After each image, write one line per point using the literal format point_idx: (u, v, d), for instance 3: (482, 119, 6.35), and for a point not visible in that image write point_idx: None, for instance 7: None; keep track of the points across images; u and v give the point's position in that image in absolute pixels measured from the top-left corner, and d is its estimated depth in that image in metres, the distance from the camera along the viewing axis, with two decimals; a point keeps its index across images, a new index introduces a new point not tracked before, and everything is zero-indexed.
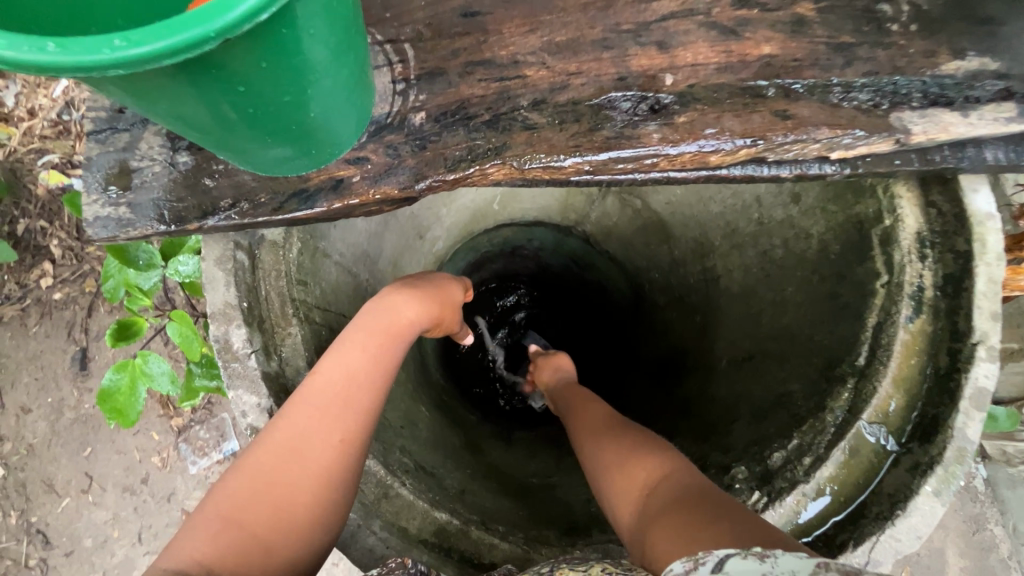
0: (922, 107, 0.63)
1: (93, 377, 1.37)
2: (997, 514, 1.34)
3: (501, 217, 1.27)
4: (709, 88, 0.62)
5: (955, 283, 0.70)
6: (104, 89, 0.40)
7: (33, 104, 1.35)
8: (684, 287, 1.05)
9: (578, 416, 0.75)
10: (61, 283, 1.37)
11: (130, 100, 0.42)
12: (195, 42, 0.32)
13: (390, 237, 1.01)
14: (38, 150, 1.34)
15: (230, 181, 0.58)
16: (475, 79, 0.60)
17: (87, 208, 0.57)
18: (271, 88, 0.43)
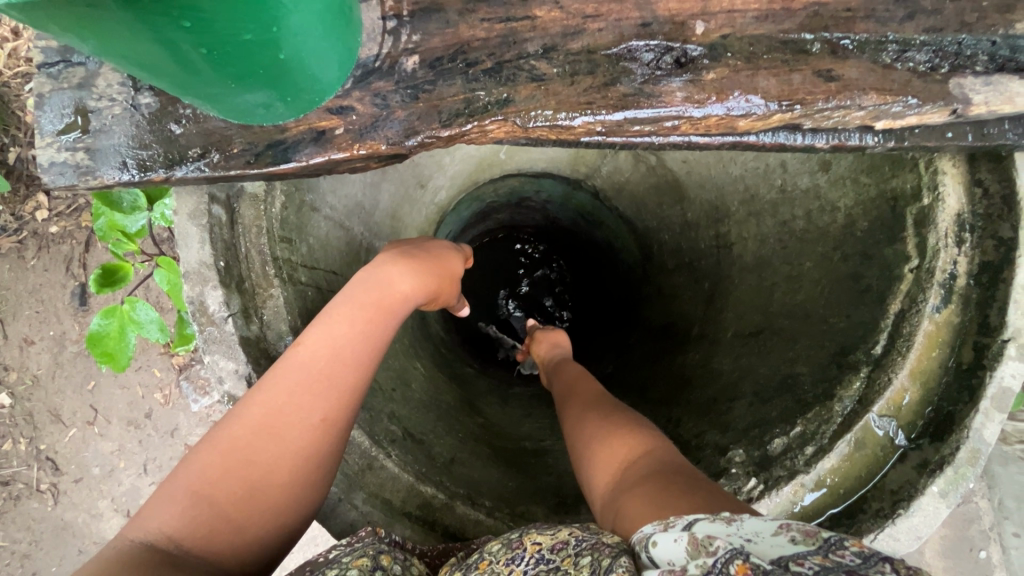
0: (987, 72, 0.55)
1: (94, 312, 1.35)
2: (985, 488, 1.34)
3: (507, 166, 1.20)
4: (746, 40, 0.54)
5: (992, 272, 0.65)
6: (25, 19, 0.33)
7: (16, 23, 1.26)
8: (695, 252, 0.99)
9: (573, 391, 0.72)
10: (57, 217, 1.33)
11: (63, 37, 0.35)
12: None
13: (388, 187, 0.95)
14: (25, 74, 1.26)
15: (199, 127, 0.52)
16: (476, 18, 0.52)
17: (41, 151, 0.51)
18: (230, 22, 0.37)
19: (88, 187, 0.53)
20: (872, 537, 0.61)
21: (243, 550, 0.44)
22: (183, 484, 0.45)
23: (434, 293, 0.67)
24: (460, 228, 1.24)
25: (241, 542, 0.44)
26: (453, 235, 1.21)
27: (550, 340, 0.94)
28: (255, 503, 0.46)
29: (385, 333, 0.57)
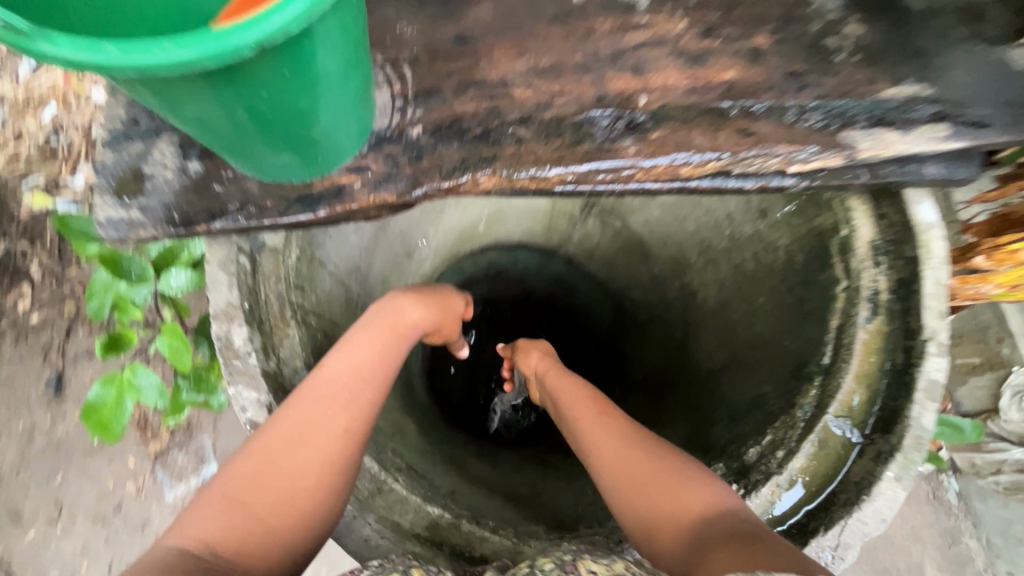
0: (868, 126, 0.71)
1: (68, 401, 1.35)
2: (971, 527, 1.41)
3: (484, 240, 1.32)
4: (680, 107, 0.68)
5: (907, 285, 0.75)
6: (134, 89, 0.44)
7: (20, 127, 1.36)
8: (663, 303, 1.15)
9: (568, 406, 0.77)
10: (38, 306, 1.37)
11: (157, 102, 0.46)
12: (237, 49, 0.37)
13: (379, 254, 1.05)
14: (24, 174, 1.36)
15: (238, 186, 0.62)
16: (467, 97, 0.66)
17: (99, 209, 0.60)
18: (290, 94, 0.48)
19: (135, 240, 0.61)
20: (843, 523, 0.67)
21: (276, 556, 0.48)
22: (219, 494, 0.49)
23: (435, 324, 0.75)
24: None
25: (275, 548, 0.48)
26: None
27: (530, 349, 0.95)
28: (290, 512, 0.50)
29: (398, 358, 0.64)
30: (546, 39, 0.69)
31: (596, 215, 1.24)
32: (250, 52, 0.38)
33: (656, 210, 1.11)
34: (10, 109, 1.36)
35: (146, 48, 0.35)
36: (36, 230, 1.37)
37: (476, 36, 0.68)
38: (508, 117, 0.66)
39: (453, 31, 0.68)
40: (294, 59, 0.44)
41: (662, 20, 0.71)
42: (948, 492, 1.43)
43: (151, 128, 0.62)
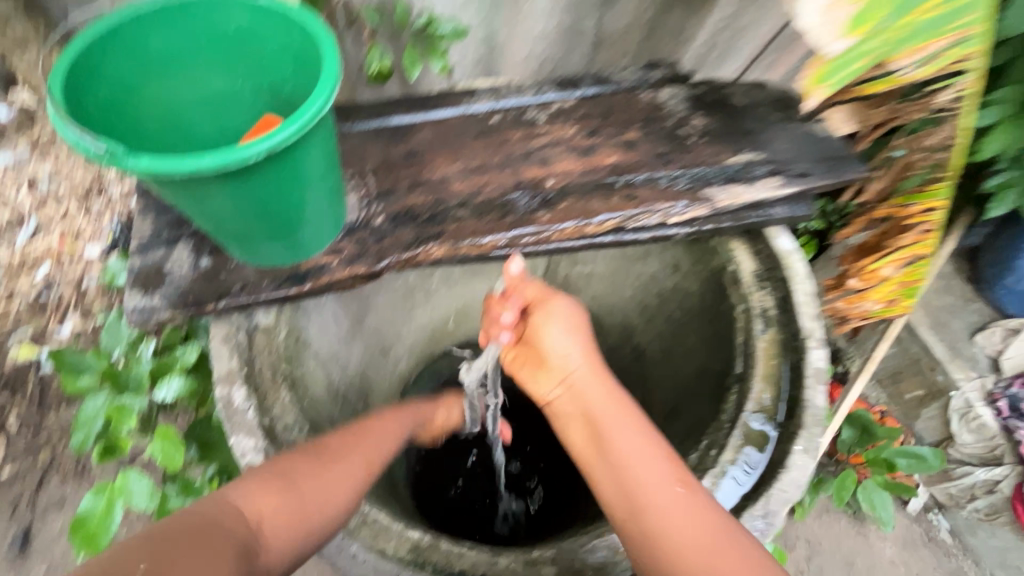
0: (723, 184, 0.95)
1: (31, 557, 1.35)
2: (972, 563, 1.72)
3: (456, 335, 1.48)
4: (578, 184, 0.91)
5: (785, 300, 0.94)
6: (173, 195, 0.62)
7: (13, 288, 1.54)
8: (622, 367, 1.34)
9: (600, 403, 0.76)
10: (10, 459, 1.42)
11: (188, 205, 0.64)
12: (250, 154, 0.56)
13: (357, 348, 1.19)
14: (12, 330, 1.50)
15: (240, 272, 0.78)
16: (417, 193, 0.87)
17: (128, 300, 0.76)
18: (285, 193, 0.67)
19: (153, 321, 0.76)
20: (768, 494, 0.78)
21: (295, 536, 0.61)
22: (266, 477, 0.63)
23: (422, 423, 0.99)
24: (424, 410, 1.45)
25: (298, 529, 0.61)
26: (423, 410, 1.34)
27: (565, 312, 0.86)
28: (330, 508, 0.65)
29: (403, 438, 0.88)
30: (473, 149, 0.93)
31: None
32: (258, 156, 0.57)
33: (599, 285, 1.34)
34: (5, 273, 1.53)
35: (194, 158, 0.55)
36: (19, 381, 1.47)
37: (421, 152, 0.92)
38: (450, 203, 0.86)
39: (404, 150, 0.92)
40: (290, 168, 0.63)
41: (556, 128, 0.97)
42: (941, 530, 1.76)
43: (171, 238, 0.80)
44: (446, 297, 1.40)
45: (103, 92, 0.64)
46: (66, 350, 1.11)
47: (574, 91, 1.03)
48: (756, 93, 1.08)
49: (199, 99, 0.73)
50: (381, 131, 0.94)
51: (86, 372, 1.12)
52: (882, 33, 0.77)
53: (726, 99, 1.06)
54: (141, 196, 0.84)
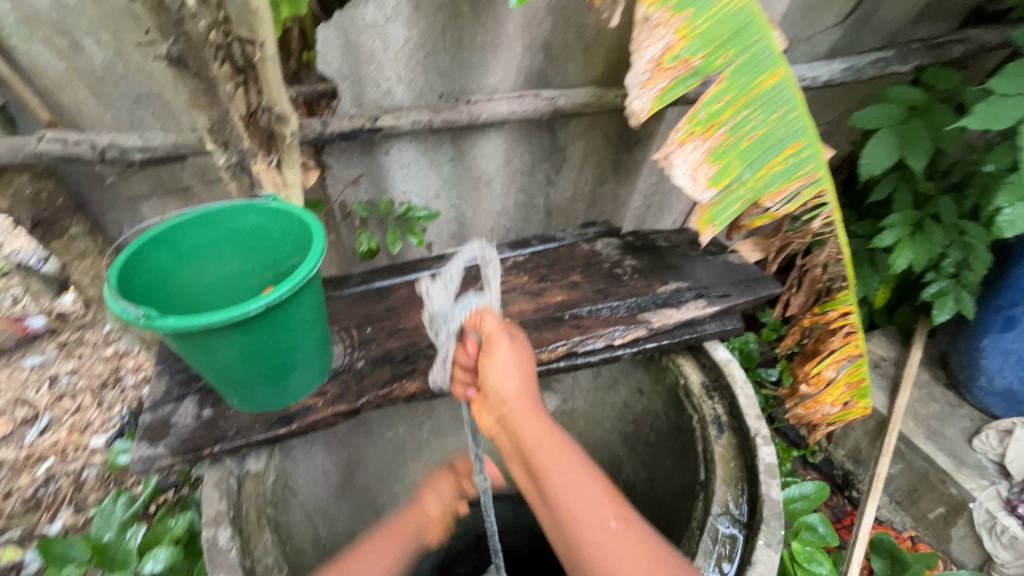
0: (656, 308, 1.11)
1: None
2: None
3: None
4: (530, 319, 1.08)
5: (733, 405, 1.03)
6: (188, 350, 0.77)
7: (13, 485, 1.57)
8: None
9: (540, 437, 0.74)
10: None
11: (200, 358, 0.79)
12: (252, 308, 0.73)
13: (347, 503, 1.23)
14: (2, 529, 1.49)
15: (237, 419, 0.91)
16: (393, 340, 1.04)
17: (134, 451, 0.87)
18: (280, 342, 0.82)
19: (154, 468, 0.87)
20: None
21: None
22: None
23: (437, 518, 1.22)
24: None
25: None
26: None
27: (507, 351, 0.78)
28: None
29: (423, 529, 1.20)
30: None
31: None
32: (257, 310, 0.74)
33: (582, 422, 1.43)
34: (8, 470, 1.58)
35: (208, 316, 0.71)
36: None
37: (398, 307, 1.11)
38: (421, 344, 1.03)
39: (384, 306, 1.11)
40: (283, 319, 0.80)
41: (511, 279, 1.17)
42: None
43: (180, 397, 0.95)
44: (439, 451, 1.47)
45: (145, 278, 0.83)
46: (53, 538, 1.12)
47: (525, 249, 1.26)
48: (677, 236, 1.31)
49: (218, 279, 0.93)
50: (365, 294, 1.13)
51: (72, 560, 1.12)
52: (740, 184, 1.01)
53: (652, 243, 1.28)
54: (162, 364, 1.01)
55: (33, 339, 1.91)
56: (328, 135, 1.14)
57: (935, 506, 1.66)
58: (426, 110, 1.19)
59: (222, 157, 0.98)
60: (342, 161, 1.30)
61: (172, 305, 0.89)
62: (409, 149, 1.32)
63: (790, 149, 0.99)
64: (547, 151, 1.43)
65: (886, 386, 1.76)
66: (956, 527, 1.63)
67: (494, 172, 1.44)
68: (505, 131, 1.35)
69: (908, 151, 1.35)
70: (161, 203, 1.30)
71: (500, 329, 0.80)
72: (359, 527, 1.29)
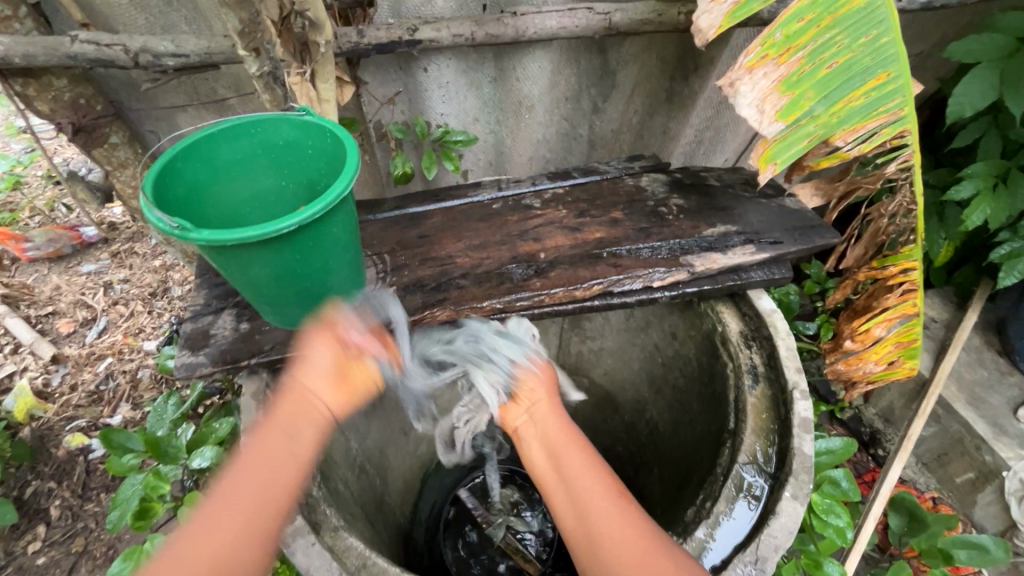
0: (700, 252, 1.05)
1: None
2: None
3: None
4: (565, 254, 1.04)
5: (773, 357, 0.99)
6: (223, 263, 0.77)
7: (76, 380, 1.70)
8: (641, 446, 1.37)
9: (559, 431, 0.77)
10: (48, 545, 1.46)
11: (235, 273, 0.79)
12: (283, 225, 0.72)
13: (378, 421, 1.29)
14: (69, 417, 1.62)
15: (271, 335, 0.93)
16: (426, 268, 1.02)
17: (178, 357, 0.90)
18: (312, 261, 0.81)
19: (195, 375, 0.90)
20: (759, 539, 0.80)
21: None
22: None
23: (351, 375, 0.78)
24: (445, 501, 1.54)
25: None
26: (438, 506, 1.51)
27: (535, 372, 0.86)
28: (249, 542, 0.61)
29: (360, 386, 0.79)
30: (474, 231, 1.09)
31: (567, 379, 1.55)
32: (290, 227, 0.72)
33: (610, 361, 1.41)
34: (72, 366, 1.70)
35: (241, 230, 0.70)
36: (67, 468, 1.55)
37: (431, 234, 1.08)
38: (454, 274, 1.01)
39: (417, 232, 1.09)
40: (316, 238, 0.78)
41: (549, 212, 1.12)
42: None
43: (218, 310, 0.97)
44: None
45: (181, 190, 0.82)
46: (113, 428, 1.17)
47: (565, 181, 1.20)
48: (730, 176, 1.22)
49: (254, 194, 0.91)
50: (399, 219, 1.11)
51: (131, 450, 1.16)
52: (811, 119, 0.91)
53: (702, 182, 1.20)
54: (202, 276, 1.03)
55: (88, 248, 2.00)
56: (364, 46, 1.07)
57: (965, 472, 1.62)
58: (467, 22, 1.10)
59: (253, 65, 0.89)
60: (379, 77, 1.23)
61: (209, 218, 0.88)
62: (448, 67, 1.24)
63: (875, 81, 0.87)
64: (596, 75, 1.32)
65: (933, 348, 1.68)
66: (983, 492, 1.59)
67: (538, 96, 1.35)
68: (552, 50, 1.25)
69: (1010, 92, 1.18)
70: (197, 114, 1.28)
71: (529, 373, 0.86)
72: (389, 442, 1.36)
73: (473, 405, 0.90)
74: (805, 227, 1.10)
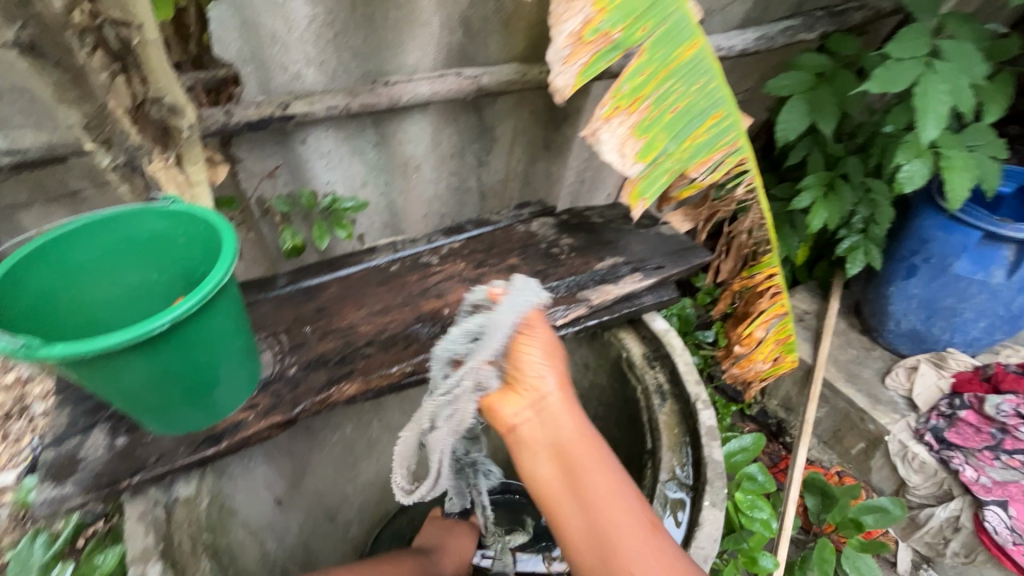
0: (595, 285, 1.12)
1: None
2: None
3: None
4: None
5: (675, 374, 1.06)
6: (88, 378, 0.69)
7: None
8: None
9: (573, 439, 0.71)
10: None
11: (103, 385, 0.71)
12: (153, 326, 0.66)
13: (296, 512, 1.19)
14: None
15: (157, 444, 0.84)
16: (327, 342, 0.99)
17: (38, 493, 0.78)
18: (194, 357, 0.75)
19: (62, 510, 0.78)
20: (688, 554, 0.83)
21: None
22: None
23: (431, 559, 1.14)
24: None
25: None
26: None
27: (540, 348, 0.72)
28: None
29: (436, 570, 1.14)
30: (374, 297, 1.07)
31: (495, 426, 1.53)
32: (163, 326, 0.67)
33: None
34: None
35: (105, 339, 0.64)
36: None
37: (329, 306, 1.05)
38: (358, 343, 0.98)
39: (314, 305, 1.05)
40: (198, 333, 0.73)
41: (448, 267, 1.14)
42: None
43: (87, 428, 0.86)
44: (391, 446, 1.42)
45: (27, 302, 0.73)
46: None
47: (460, 234, 1.23)
48: (610, 211, 1.32)
49: (120, 293, 0.83)
50: (294, 294, 1.07)
51: None
52: (667, 157, 1.02)
53: (587, 220, 1.29)
54: (63, 391, 0.91)
55: None
56: (233, 125, 1.04)
57: (857, 442, 1.80)
58: (341, 94, 1.12)
59: (106, 157, 0.89)
60: (255, 153, 1.20)
61: (66, 328, 0.79)
62: (327, 137, 1.24)
63: (712, 119, 1.00)
64: (476, 132, 1.39)
65: (810, 338, 1.89)
66: (875, 458, 1.78)
67: (423, 156, 1.38)
68: (430, 113, 1.29)
69: (819, 118, 1.41)
70: (45, 211, 1.15)
71: (528, 349, 0.72)
72: (314, 533, 1.26)
73: (460, 393, 0.71)
74: (682, 250, 1.22)
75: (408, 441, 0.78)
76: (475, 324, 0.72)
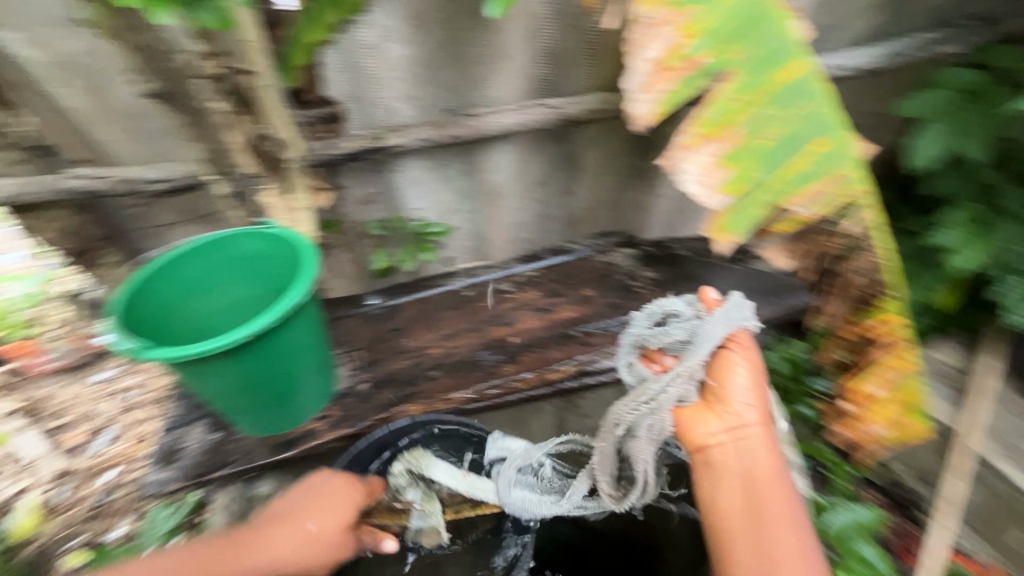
0: None
1: None
2: None
3: None
4: (535, 337, 1.05)
5: None
6: (186, 378, 0.79)
7: None
8: None
9: (766, 480, 0.77)
10: None
11: (198, 386, 0.80)
12: (237, 338, 0.73)
13: None
14: None
15: (244, 443, 0.93)
16: (397, 362, 1.03)
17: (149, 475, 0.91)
18: (273, 368, 0.82)
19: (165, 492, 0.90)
20: None
21: None
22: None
23: (300, 547, 0.75)
24: None
25: None
26: None
27: (748, 370, 0.81)
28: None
29: (308, 564, 0.76)
30: (446, 321, 1.10)
31: None
32: (246, 338, 0.74)
33: None
34: None
35: (197, 346, 0.72)
36: None
37: (404, 327, 1.10)
38: (426, 366, 1.02)
39: (391, 326, 1.11)
40: (276, 347, 0.80)
41: (520, 295, 1.15)
42: None
43: (193, 422, 0.98)
44: None
45: (151, 309, 0.86)
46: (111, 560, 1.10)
47: (537, 263, 1.23)
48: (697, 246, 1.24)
49: (225, 305, 0.95)
50: (375, 313, 1.14)
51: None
52: (761, 188, 0.92)
53: (673, 253, 1.25)
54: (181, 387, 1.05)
55: None
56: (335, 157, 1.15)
57: None
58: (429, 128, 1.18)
59: (223, 186, 1.01)
60: (355, 182, 1.31)
61: (180, 334, 0.91)
62: (418, 167, 1.32)
63: (815, 146, 0.90)
64: (562, 162, 1.39)
65: None
66: None
67: (509, 184, 1.41)
68: (516, 143, 1.32)
69: (964, 143, 1.19)
70: (189, 231, 1.36)
71: (727, 358, 0.82)
72: None
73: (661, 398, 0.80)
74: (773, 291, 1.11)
75: (604, 452, 0.85)
76: (680, 329, 0.83)
